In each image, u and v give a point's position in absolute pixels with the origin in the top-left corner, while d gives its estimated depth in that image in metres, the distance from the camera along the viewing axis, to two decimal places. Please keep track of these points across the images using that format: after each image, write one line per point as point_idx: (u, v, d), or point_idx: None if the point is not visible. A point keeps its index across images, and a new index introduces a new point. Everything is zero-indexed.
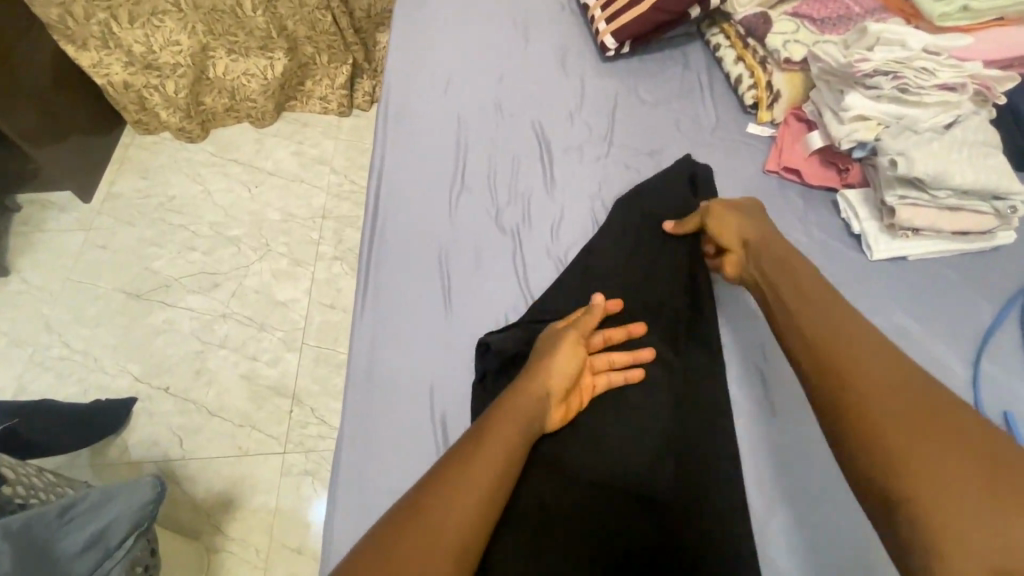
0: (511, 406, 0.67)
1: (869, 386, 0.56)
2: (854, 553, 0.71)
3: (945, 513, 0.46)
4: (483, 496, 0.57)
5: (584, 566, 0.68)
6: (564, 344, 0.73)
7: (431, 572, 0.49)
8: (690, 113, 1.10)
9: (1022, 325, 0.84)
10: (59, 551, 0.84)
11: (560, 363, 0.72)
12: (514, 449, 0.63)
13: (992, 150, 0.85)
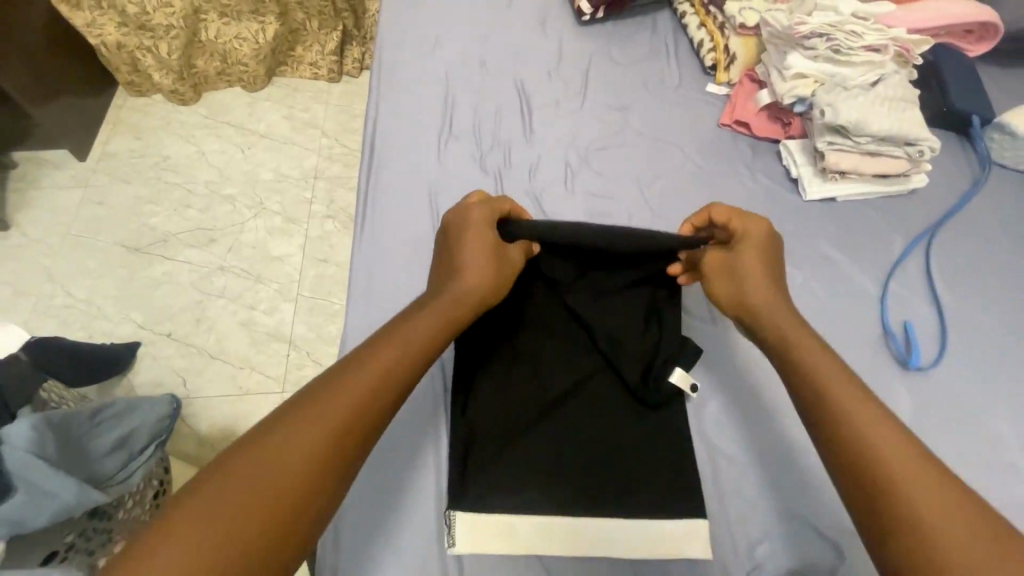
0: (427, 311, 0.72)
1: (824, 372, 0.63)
2: (783, 438, 0.85)
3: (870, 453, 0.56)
4: (416, 360, 0.67)
5: (547, 463, 0.80)
6: (475, 255, 0.78)
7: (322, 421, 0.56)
8: (656, 72, 1.22)
9: (927, 254, 0.98)
10: (91, 448, 0.95)
11: (477, 257, 0.78)
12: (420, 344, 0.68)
13: (908, 104, 0.99)
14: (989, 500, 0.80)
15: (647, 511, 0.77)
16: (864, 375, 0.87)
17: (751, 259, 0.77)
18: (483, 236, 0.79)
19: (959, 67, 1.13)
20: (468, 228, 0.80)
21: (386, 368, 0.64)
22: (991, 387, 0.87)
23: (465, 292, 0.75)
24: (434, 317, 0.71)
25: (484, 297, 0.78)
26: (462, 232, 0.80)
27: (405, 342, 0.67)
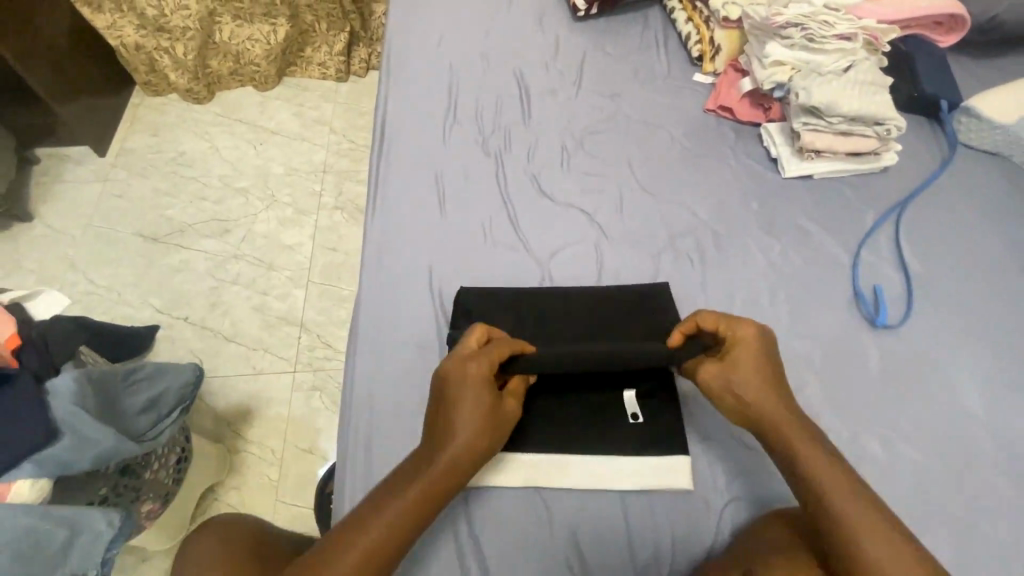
0: (425, 463, 0.74)
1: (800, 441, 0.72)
2: None
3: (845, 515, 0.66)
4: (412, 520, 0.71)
5: (543, 409, 0.87)
6: (469, 407, 0.77)
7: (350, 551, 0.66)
8: (647, 64, 1.30)
9: (897, 226, 1.06)
10: (123, 406, 1.02)
11: (470, 411, 0.77)
12: (426, 499, 0.72)
13: (877, 87, 1.07)
14: (950, 444, 0.87)
15: (632, 449, 0.84)
16: (836, 334, 0.95)
17: (752, 382, 0.76)
18: (473, 388, 0.77)
19: (929, 57, 1.22)
20: (457, 373, 0.78)
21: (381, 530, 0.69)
22: (954, 344, 0.95)
23: (456, 452, 0.75)
24: (426, 479, 0.73)
25: (478, 448, 0.77)
26: (453, 384, 0.78)
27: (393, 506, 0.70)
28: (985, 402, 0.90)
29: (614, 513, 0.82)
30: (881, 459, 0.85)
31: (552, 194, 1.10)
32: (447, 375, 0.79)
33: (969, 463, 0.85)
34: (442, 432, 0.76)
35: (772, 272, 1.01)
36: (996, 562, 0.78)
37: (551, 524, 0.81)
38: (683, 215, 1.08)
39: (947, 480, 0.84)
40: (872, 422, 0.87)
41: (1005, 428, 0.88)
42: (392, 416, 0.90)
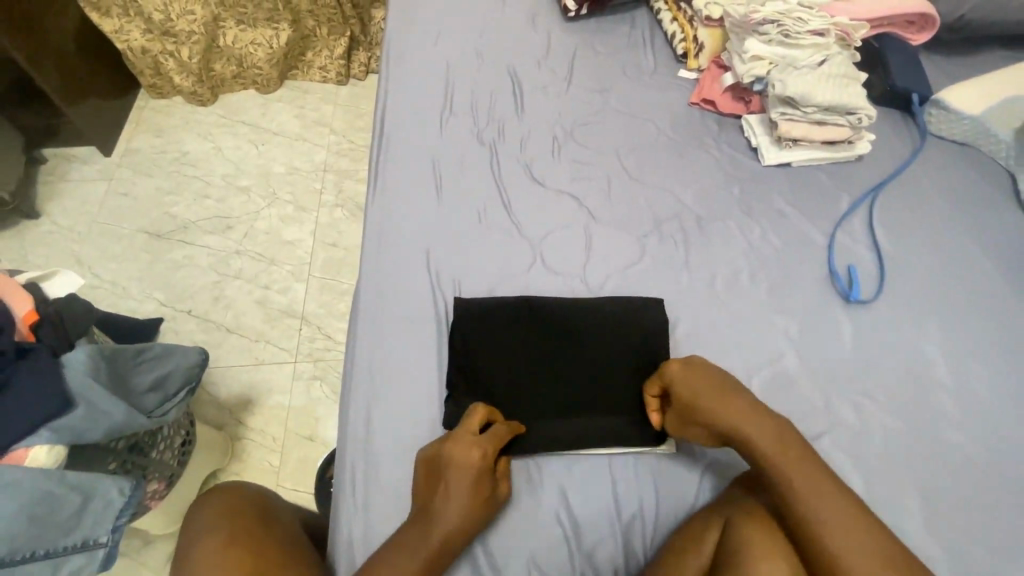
0: (418, 538, 0.75)
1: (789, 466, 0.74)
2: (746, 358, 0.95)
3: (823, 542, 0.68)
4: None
5: (537, 378, 0.93)
6: (459, 484, 0.78)
7: None
8: (634, 61, 1.36)
9: (870, 210, 1.12)
10: (134, 383, 1.07)
11: (461, 491, 0.77)
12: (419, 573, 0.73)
13: (849, 79, 1.14)
14: (921, 411, 0.91)
15: (618, 415, 0.90)
16: (812, 309, 1.00)
17: (706, 404, 0.80)
18: (471, 470, 0.79)
19: (902, 54, 1.28)
20: (454, 453, 0.80)
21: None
22: (924, 319, 1.00)
23: (451, 530, 0.76)
24: (420, 555, 0.74)
25: (473, 524, 0.77)
26: (450, 462, 0.80)
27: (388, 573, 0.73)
28: (953, 372, 0.95)
29: (600, 475, 0.86)
30: (853, 422, 0.90)
31: (544, 181, 1.16)
32: (439, 453, 0.81)
33: (938, 427, 0.90)
34: (436, 510, 0.77)
35: (752, 252, 1.07)
36: (961, 516, 0.83)
37: (540, 485, 0.84)
38: (668, 200, 1.13)
39: (917, 443, 0.88)
40: (845, 390, 0.92)
41: (972, 394, 0.93)
42: (391, 390, 0.94)
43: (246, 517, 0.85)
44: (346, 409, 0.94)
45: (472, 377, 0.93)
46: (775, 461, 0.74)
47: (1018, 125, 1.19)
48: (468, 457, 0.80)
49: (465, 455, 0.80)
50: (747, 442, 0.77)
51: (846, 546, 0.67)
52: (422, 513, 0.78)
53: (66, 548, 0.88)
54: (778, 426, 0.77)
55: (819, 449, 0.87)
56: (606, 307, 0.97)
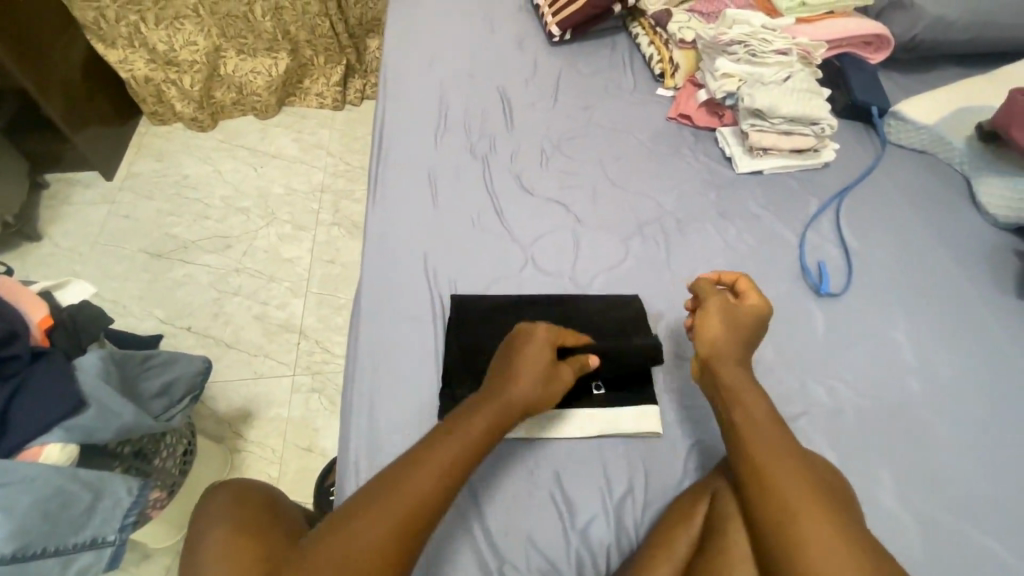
0: (492, 401, 0.82)
1: (766, 451, 0.74)
2: None
3: (790, 525, 0.67)
4: (483, 443, 0.78)
5: None
6: (534, 352, 0.87)
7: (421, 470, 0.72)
8: (616, 80, 1.46)
9: (837, 212, 1.20)
10: (142, 388, 1.10)
11: (529, 359, 0.87)
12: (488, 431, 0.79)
13: (813, 94, 1.25)
14: (890, 393, 0.97)
15: (606, 400, 0.94)
16: (786, 303, 1.07)
17: (742, 336, 0.89)
18: (543, 352, 0.88)
19: (861, 71, 1.39)
20: (523, 345, 0.88)
21: (439, 458, 0.74)
22: (889, 309, 1.07)
23: (518, 400, 0.83)
24: (492, 414, 0.81)
25: (541, 395, 0.85)
26: (526, 342, 0.89)
27: (468, 433, 0.78)
28: (918, 357, 1.02)
29: (592, 459, 0.90)
30: (827, 403, 0.96)
31: (533, 189, 1.24)
32: (519, 329, 0.92)
33: (906, 406, 0.96)
34: (500, 391, 0.83)
35: (729, 251, 1.14)
36: (930, 487, 0.89)
37: (536, 471, 0.88)
38: (649, 205, 1.21)
39: (887, 421, 0.94)
40: (818, 373, 0.99)
41: (936, 377, 1.00)
42: (394, 385, 0.98)
43: (259, 508, 0.89)
44: (349, 405, 0.98)
45: (474, 371, 0.98)
46: (751, 444, 0.75)
47: (969, 134, 1.28)
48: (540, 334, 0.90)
49: (532, 348, 0.88)
50: (738, 421, 0.79)
51: (812, 533, 0.65)
52: (489, 386, 0.85)
53: (76, 546, 0.90)
54: (771, 417, 0.79)
55: (796, 429, 0.92)
56: (595, 304, 1.04)
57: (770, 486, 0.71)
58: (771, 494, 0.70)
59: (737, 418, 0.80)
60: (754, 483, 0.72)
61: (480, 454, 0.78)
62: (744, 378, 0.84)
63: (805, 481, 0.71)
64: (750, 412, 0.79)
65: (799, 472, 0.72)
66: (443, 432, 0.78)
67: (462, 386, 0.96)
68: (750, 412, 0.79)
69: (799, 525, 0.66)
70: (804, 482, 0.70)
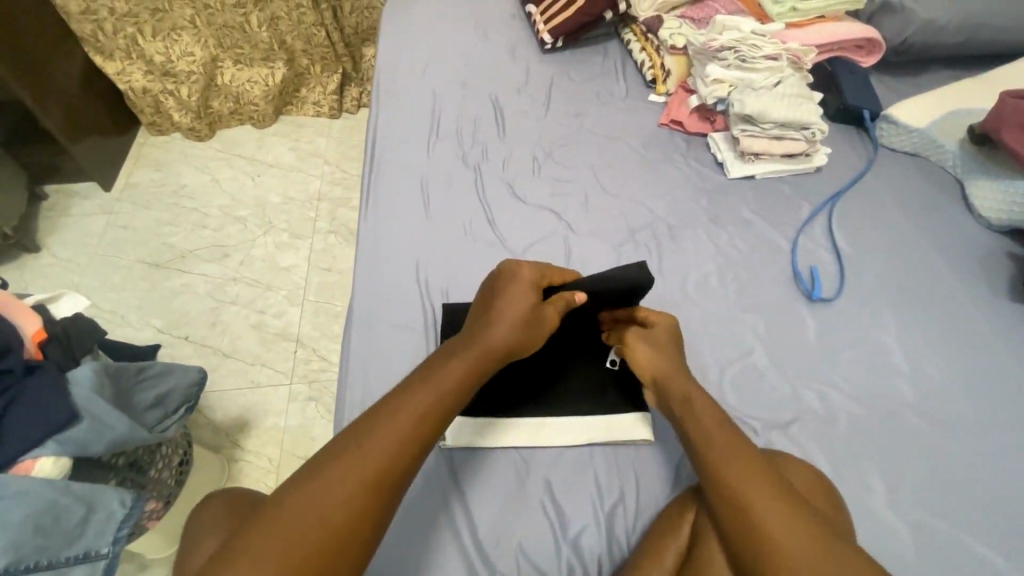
0: (471, 345, 0.81)
1: (730, 465, 0.72)
2: (721, 357, 1.01)
3: (766, 543, 0.64)
4: (464, 382, 0.78)
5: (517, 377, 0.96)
6: (515, 294, 0.86)
7: (393, 414, 0.71)
8: (607, 87, 1.47)
9: (829, 217, 1.20)
10: (136, 400, 1.10)
11: (510, 302, 0.86)
12: (465, 373, 0.78)
13: (804, 99, 1.25)
14: (884, 400, 0.97)
15: (597, 410, 0.94)
16: (779, 308, 1.07)
17: (672, 358, 0.88)
18: (524, 291, 0.87)
19: (852, 75, 1.39)
20: (504, 288, 0.88)
21: (412, 401, 0.73)
22: (882, 313, 1.07)
23: (497, 340, 0.82)
24: (470, 357, 0.80)
25: (520, 335, 0.84)
26: (506, 282, 0.89)
27: (447, 373, 0.77)
28: (911, 361, 1.01)
29: (584, 467, 0.90)
30: (819, 409, 0.95)
31: (525, 197, 1.24)
32: (501, 271, 0.91)
33: (898, 411, 0.96)
34: (479, 335, 0.82)
35: (721, 257, 1.14)
36: (924, 493, 0.88)
37: (528, 479, 0.89)
38: (640, 211, 1.21)
39: (881, 427, 0.94)
40: (812, 380, 0.99)
41: (929, 381, 0.99)
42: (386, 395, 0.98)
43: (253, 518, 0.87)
44: (342, 416, 0.98)
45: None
46: (713, 460, 0.73)
47: (962, 136, 1.28)
48: (523, 276, 0.90)
49: (516, 290, 0.87)
50: (699, 437, 0.77)
51: (789, 548, 0.63)
52: (471, 330, 0.84)
53: (71, 559, 0.90)
54: (728, 427, 0.77)
55: (788, 435, 0.92)
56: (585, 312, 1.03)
57: (740, 502, 0.69)
58: (742, 510, 0.68)
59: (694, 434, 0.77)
60: (724, 500, 0.70)
61: (460, 393, 0.77)
62: (695, 391, 0.82)
63: (774, 492, 0.68)
64: (707, 425, 0.77)
65: (766, 482, 0.70)
66: (417, 376, 0.77)
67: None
68: (708, 425, 0.77)
69: (774, 542, 0.64)
70: (773, 495, 0.68)
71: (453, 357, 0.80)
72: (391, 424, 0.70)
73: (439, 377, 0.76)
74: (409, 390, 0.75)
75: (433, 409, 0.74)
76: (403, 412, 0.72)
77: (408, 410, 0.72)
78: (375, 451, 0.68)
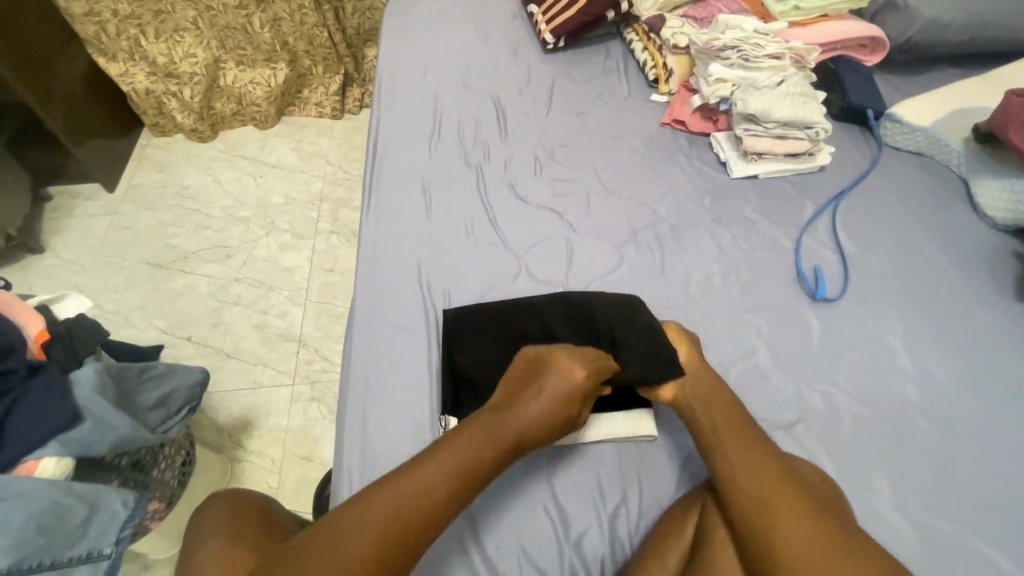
0: (506, 430, 0.82)
1: (734, 450, 0.79)
2: (724, 358, 1.00)
3: (764, 520, 0.71)
4: (491, 468, 0.80)
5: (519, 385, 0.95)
6: (560, 386, 0.86)
7: (424, 490, 0.74)
8: (609, 87, 1.46)
9: (833, 216, 1.20)
10: (138, 401, 1.10)
11: (554, 392, 0.86)
12: (494, 458, 0.80)
13: (808, 98, 1.24)
14: (888, 401, 0.96)
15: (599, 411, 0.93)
16: (782, 308, 1.06)
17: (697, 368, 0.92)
18: (566, 392, 0.86)
19: (856, 73, 1.39)
20: (550, 374, 0.88)
21: (442, 481, 0.75)
22: (886, 313, 1.06)
23: (518, 438, 0.82)
24: (502, 442, 0.81)
25: (541, 438, 0.84)
26: (554, 369, 0.88)
27: (479, 456, 0.79)
28: (916, 362, 1.01)
29: (586, 467, 0.90)
30: (823, 410, 0.95)
31: (527, 197, 1.24)
32: (554, 352, 0.90)
33: (903, 412, 0.95)
34: (516, 421, 0.83)
35: (724, 257, 1.13)
36: (929, 494, 0.88)
37: (530, 479, 0.88)
38: (643, 211, 1.21)
39: (884, 428, 0.93)
40: (816, 380, 0.98)
41: (933, 382, 0.99)
42: (386, 396, 0.98)
43: (255, 522, 0.88)
44: (344, 417, 0.98)
45: (467, 379, 0.95)
46: (719, 446, 0.80)
47: (968, 135, 1.27)
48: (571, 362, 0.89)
49: (561, 379, 0.87)
50: (707, 425, 0.84)
51: (784, 526, 0.70)
52: (509, 409, 0.85)
53: (74, 559, 0.90)
54: (734, 418, 0.84)
55: (791, 436, 0.92)
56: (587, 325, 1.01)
57: (741, 483, 0.75)
58: (742, 490, 0.74)
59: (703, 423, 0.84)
60: (726, 480, 0.76)
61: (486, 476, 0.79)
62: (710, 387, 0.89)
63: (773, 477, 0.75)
64: (715, 415, 0.84)
65: (767, 468, 0.76)
66: (454, 450, 0.79)
67: (458, 395, 0.95)
68: (715, 415, 0.84)
69: (772, 519, 0.71)
70: (773, 479, 0.75)
71: (488, 437, 0.81)
72: (420, 500, 0.73)
73: (471, 458, 0.78)
74: (442, 463, 0.77)
75: (460, 492, 0.76)
76: (433, 490, 0.74)
77: (437, 489, 0.74)
78: (398, 526, 0.70)
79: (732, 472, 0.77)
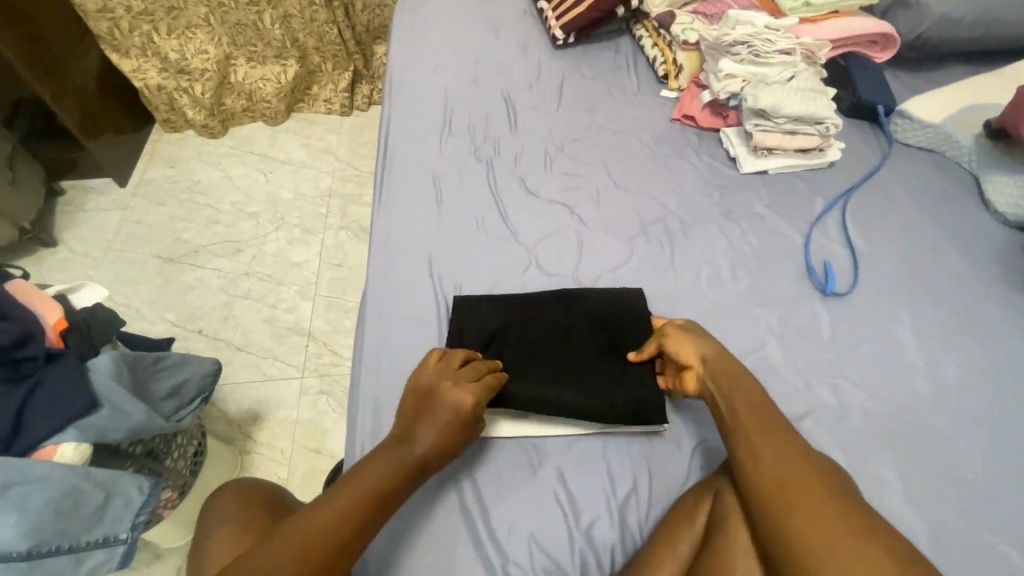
0: (399, 449, 0.80)
1: (757, 437, 0.77)
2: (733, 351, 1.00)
3: (780, 507, 0.70)
4: (388, 488, 0.77)
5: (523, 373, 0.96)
6: (445, 399, 0.84)
7: (318, 518, 0.71)
8: (619, 83, 1.47)
9: (843, 212, 1.20)
10: (152, 390, 1.12)
11: (441, 405, 0.84)
12: (392, 478, 0.78)
13: (818, 94, 1.24)
14: (897, 394, 0.96)
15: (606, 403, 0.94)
16: (791, 303, 1.07)
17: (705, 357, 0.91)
18: (454, 404, 0.84)
19: (866, 70, 1.39)
20: (434, 389, 0.86)
21: (337, 507, 0.73)
22: (896, 309, 1.06)
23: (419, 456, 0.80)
24: (397, 461, 0.79)
25: (439, 463, 0.82)
26: (432, 385, 0.87)
27: (372, 477, 0.77)
28: (926, 356, 1.01)
29: (596, 459, 0.90)
30: (832, 403, 0.95)
31: (538, 191, 1.25)
32: (428, 370, 0.89)
33: (912, 406, 0.95)
34: (406, 439, 0.82)
35: (734, 252, 1.14)
36: (938, 487, 0.88)
37: (540, 470, 0.89)
38: (652, 206, 1.21)
39: (892, 422, 0.94)
40: (825, 374, 0.98)
41: (943, 377, 0.99)
42: (398, 386, 0.99)
43: (267, 509, 0.89)
44: (357, 407, 0.99)
45: None
46: (743, 431, 0.79)
47: (978, 131, 1.27)
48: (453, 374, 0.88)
49: (444, 391, 0.85)
50: (731, 411, 0.82)
51: (800, 513, 0.68)
52: (400, 433, 0.83)
53: (89, 543, 0.92)
54: (761, 403, 0.82)
55: (801, 429, 0.92)
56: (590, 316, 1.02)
57: (759, 470, 0.74)
58: (760, 478, 0.73)
59: (728, 409, 0.83)
60: (746, 466, 0.75)
61: (385, 498, 0.76)
62: (737, 375, 0.86)
63: (794, 465, 0.73)
64: (741, 399, 0.82)
65: (790, 455, 0.74)
66: (347, 479, 0.77)
67: None
68: (742, 400, 0.82)
69: (788, 507, 0.69)
70: (794, 466, 0.73)
71: (380, 460, 0.79)
72: (314, 529, 0.70)
73: (367, 481, 0.76)
74: (338, 491, 0.75)
75: (359, 515, 0.73)
76: (327, 517, 0.72)
77: (331, 515, 0.72)
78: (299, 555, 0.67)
79: (753, 459, 0.75)
